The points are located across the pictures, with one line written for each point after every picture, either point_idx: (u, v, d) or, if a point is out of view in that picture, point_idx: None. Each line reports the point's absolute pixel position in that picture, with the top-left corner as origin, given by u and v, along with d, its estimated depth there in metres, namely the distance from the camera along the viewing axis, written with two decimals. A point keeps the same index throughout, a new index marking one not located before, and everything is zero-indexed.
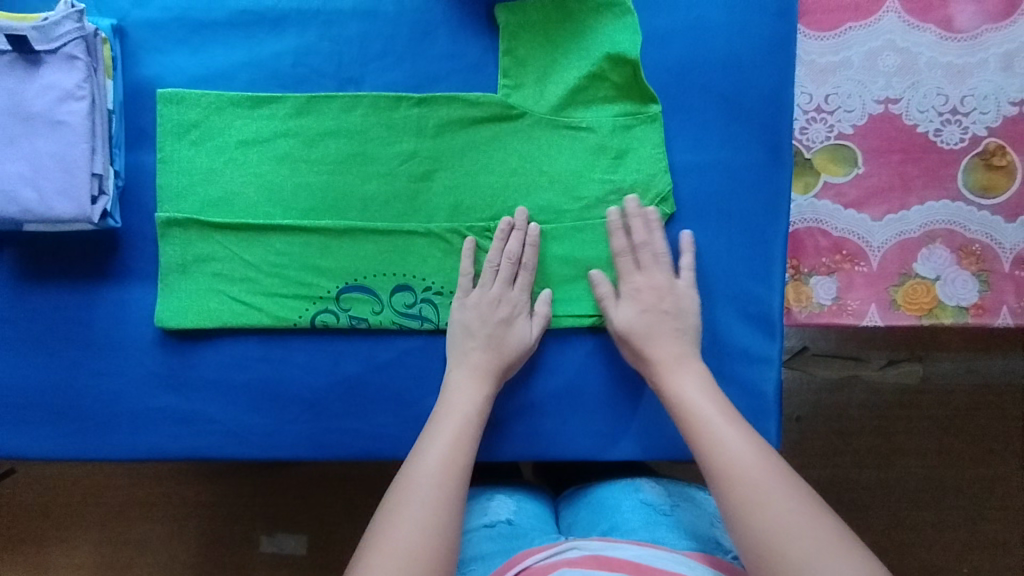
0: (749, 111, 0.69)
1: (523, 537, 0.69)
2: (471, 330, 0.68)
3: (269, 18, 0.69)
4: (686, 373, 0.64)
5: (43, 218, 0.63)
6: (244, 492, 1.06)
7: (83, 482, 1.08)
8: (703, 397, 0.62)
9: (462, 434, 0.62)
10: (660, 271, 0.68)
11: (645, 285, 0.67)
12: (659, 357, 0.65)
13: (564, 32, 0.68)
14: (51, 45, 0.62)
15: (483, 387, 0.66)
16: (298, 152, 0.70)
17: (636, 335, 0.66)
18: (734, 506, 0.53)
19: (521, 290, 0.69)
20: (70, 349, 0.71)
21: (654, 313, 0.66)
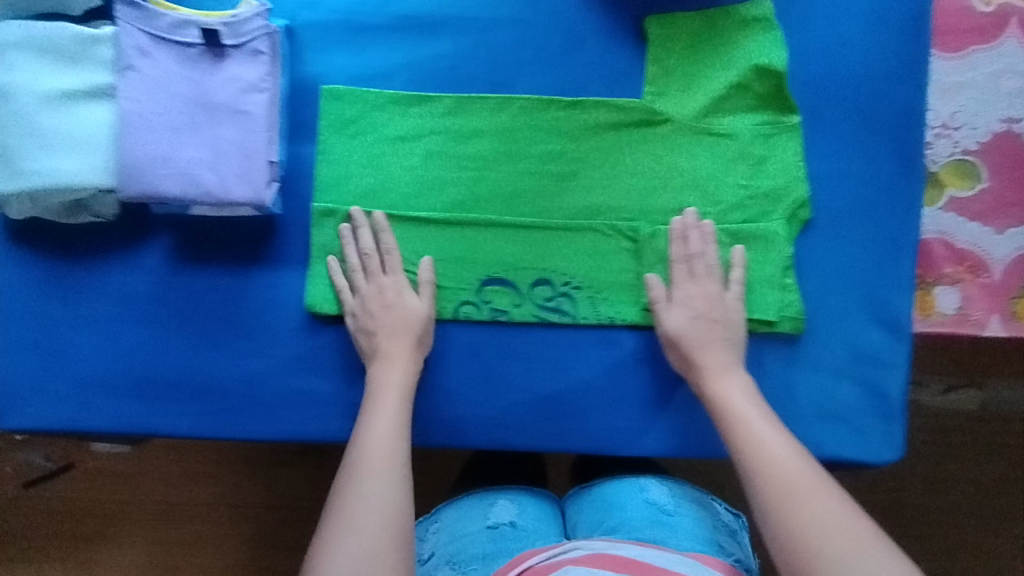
0: (884, 124, 0.72)
1: (526, 538, 0.74)
2: (374, 327, 0.70)
3: (428, 23, 0.73)
4: (732, 380, 0.67)
5: (221, 201, 0.66)
6: (298, 496, 1.06)
7: (137, 478, 1.07)
8: (745, 404, 0.65)
9: (392, 420, 0.66)
10: (710, 282, 0.70)
11: (698, 295, 0.70)
12: (707, 363, 0.68)
13: (709, 45, 0.71)
14: (238, 40, 0.66)
15: (398, 370, 0.69)
16: (450, 148, 0.73)
17: (707, 337, 0.69)
18: (769, 503, 0.57)
19: (390, 272, 0.72)
20: (217, 331, 0.74)
21: (705, 321, 0.69)
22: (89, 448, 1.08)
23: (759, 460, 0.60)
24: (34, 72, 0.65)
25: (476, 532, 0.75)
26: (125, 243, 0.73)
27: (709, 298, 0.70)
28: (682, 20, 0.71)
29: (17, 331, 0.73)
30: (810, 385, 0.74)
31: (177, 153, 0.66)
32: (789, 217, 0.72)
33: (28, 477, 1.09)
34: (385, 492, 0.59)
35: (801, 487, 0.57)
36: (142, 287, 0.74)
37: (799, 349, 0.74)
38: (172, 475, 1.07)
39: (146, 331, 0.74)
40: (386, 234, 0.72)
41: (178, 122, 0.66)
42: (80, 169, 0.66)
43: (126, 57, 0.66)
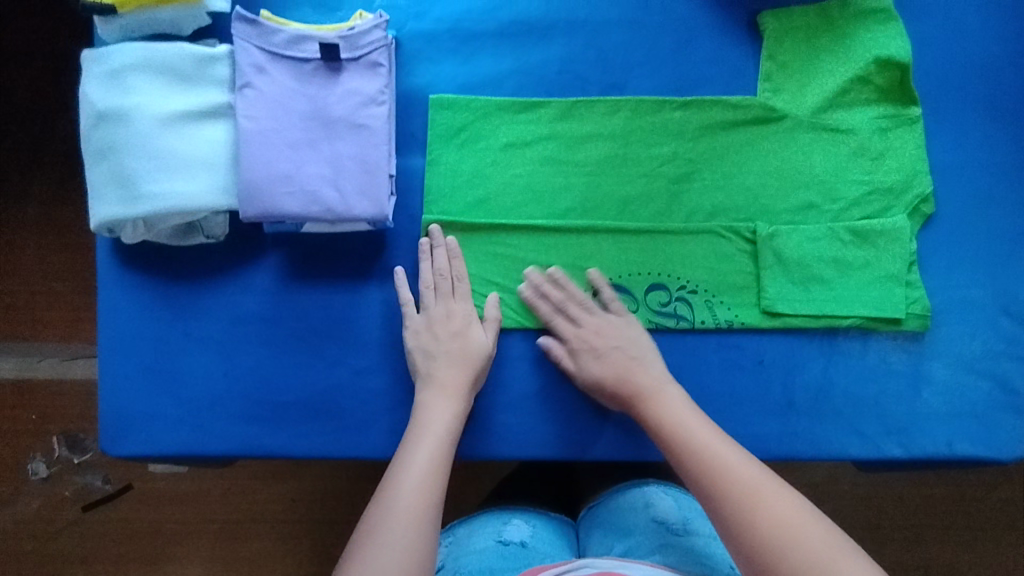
0: (1006, 111, 0.70)
1: (535, 557, 0.73)
2: (596, 350, 0.68)
3: (537, 27, 0.72)
4: (668, 399, 0.65)
5: (343, 217, 0.65)
6: (364, 507, 1.03)
7: (199, 495, 1.04)
8: (686, 417, 0.63)
9: (435, 452, 0.61)
10: (598, 320, 0.70)
11: (590, 336, 0.69)
12: (641, 386, 0.66)
13: (825, 39, 0.70)
14: (355, 53, 0.65)
15: (452, 406, 0.65)
16: (561, 154, 0.72)
17: (620, 369, 0.67)
18: (733, 513, 0.55)
19: (460, 299, 0.70)
20: (328, 348, 0.72)
21: (613, 358, 0.68)
22: (149, 469, 1.05)
23: (712, 471, 0.57)
24: (152, 94, 0.65)
25: (484, 547, 0.74)
26: (234, 263, 0.72)
27: (614, 329, 0.69)
28: (796, 16, 0.70)
29: (132, 357, 0.72)
30: (939, 382, 0.71)
31: (297, 170, 0.65)
32: (913, 210, 0.70)
33: (86, 501, 1.04)
34: (420, 533, 0.54)
35: (764, 495, 0.55)
36: (253, 306, 0.72)
37: (927, 346, 0.71)
38: (237, 493, 1.04)
39: (256, 350, 0.72)
40: (460, 262, 0.70)
41: (297, 139, 0.65)
42: (198, 190, 0.65)
43: (244, 75, 0.65)
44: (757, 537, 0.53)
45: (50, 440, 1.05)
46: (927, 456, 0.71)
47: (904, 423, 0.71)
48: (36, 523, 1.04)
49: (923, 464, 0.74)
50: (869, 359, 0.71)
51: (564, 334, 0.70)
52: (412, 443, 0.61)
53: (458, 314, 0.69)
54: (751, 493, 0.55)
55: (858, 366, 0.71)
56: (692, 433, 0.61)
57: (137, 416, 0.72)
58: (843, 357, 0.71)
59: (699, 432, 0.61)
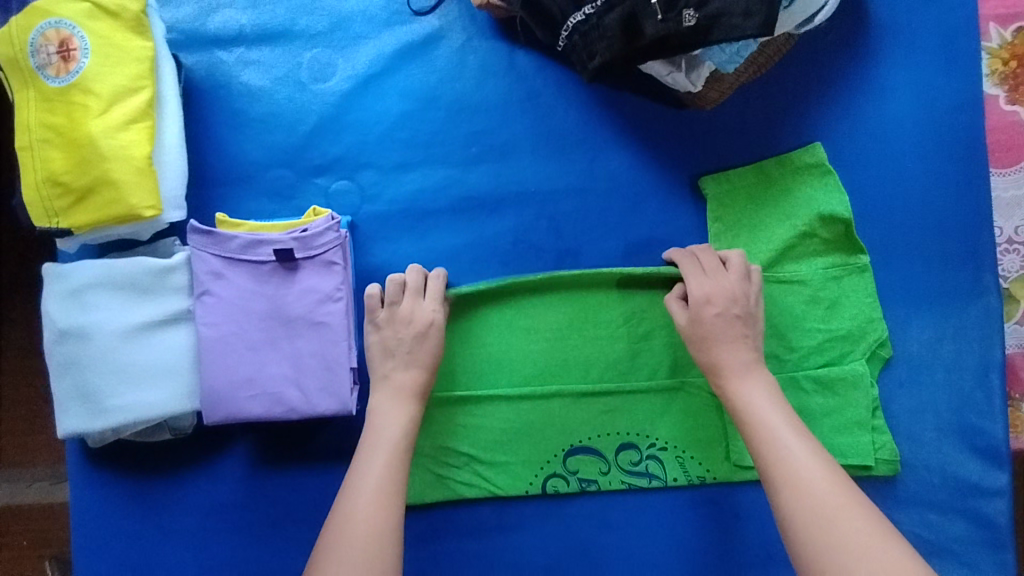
0: (950, 251, 0.72)
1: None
2: (717, 305, 0.65)
3: (488, 200, 0.73)
4: (752, 380, 0.63)
5: (307, 415, 0.66)
6: None
7: None
8: (764, 406, 0.61)
9: (388, 465, 0.62)
10: (729, 277, 0.67)
11: (717, 288, 0.66)
12: (724, 362, 0.64)
13: (767, 198, 0.72)
14: (310, 253, 0.67)
15: (406, 409, 0.65)
16: (522, 321, 0.73)
17: (727, 333, 0.65)
18: (795, 510, 0.54)
19: (433, 301, 0.69)
20: (303, 531, 0.73)
21: (727, 317, 0.65)
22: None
23: (779, 467, 0.56)
24: (112, 309, 0.66)
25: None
26: (204, 454, 0.73)
27: (726, 296, 0.66)
28: (731, 181, 0.72)
29: (108, 554, 0.73)
30: (916, 523, 0.71)
31: (260, 372, 0.66)
32: (871, 356, 0.71)
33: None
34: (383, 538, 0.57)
35: (834, 504, 0.53)
36: (225, 495, 0.73)
37: (899, 487, 0.71)
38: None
39: (233, 538, 0.73)
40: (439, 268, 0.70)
41: (258, 340, 0.67)
42: (163, 398, 0.66)
43: (202, 283, 0.67)
44: (817, 541, 0.52)
45: None
46: None
47: None
48: None
49: None
50: None
51: (689, 279, 0.67)
52: (370, 451, 0.63)
53: (423, 312, 0.68)
54: (816, 494, 0.54)
55: None
56: (764, 423, 0.60)
57: None
58: None
59: (774, 423, 0.59)
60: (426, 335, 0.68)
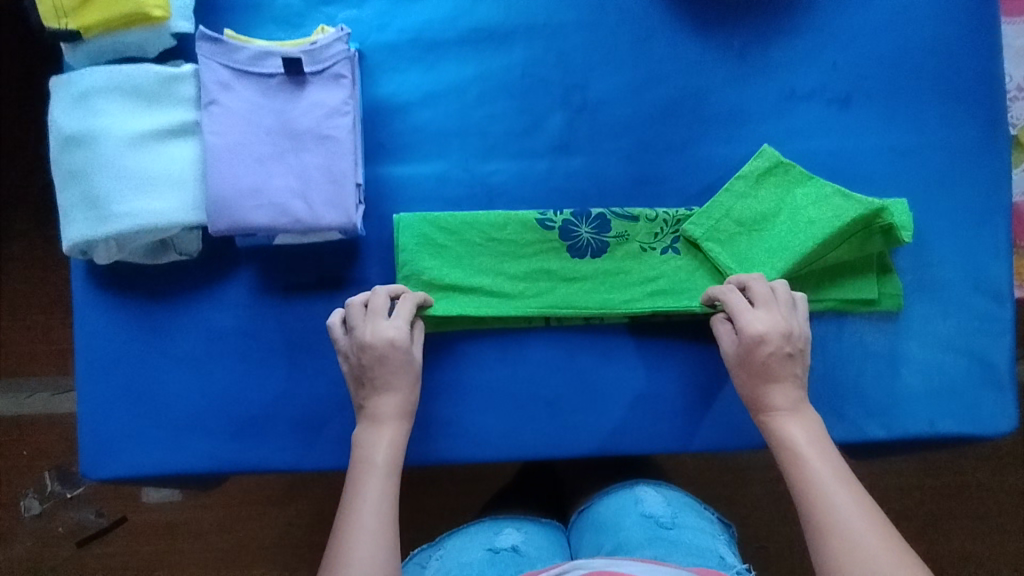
0: (962, 91, 0.72)
1: (527, 564, 0.75)
2: (769, 346, 0.62)
3: (497, 34, 0.73)
4: (800, 419, 0.62)
5: (311, 227, 0.66)
6: None
7: (195, 518, 1.13)
8: (815, 450, 0.60)
9: (382, 496, 0.60)
10: (782, 312, 0.64)
11: (772, 325, 0.63)
12: (775, 400, 0.63)
13: (776, 37, 0.72)
14: (319, 66, 0.67)
15: (388, 433, 0.64)
16: (527, 154, 0.73)
17: (776, 372, 0.63)
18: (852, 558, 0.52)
19: (399, 325, 0.66)
20: (307, 360, 0.73)
21: (777, 356, 0.63)
22: (142, 500, 1.13)
23: (832, 511, 0.55)
24: (120, 116, 0.66)
25: (474, 558, 0.75)
26: (207, 279, 0.73)
27: (779, 335, 0.63)
28: (722, 197, 0.71)
29: (110, 380, 0.73)
30: (917, 361, 0.71)
31: (265, 183, 0.66)
32: (878, 195, 0.71)
33: (80, 537, 1.12)
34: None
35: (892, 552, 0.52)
36: (227, 322, 0.73)
37: (902, 325, 0.71)
38: (232, 519, 1.13)
39: (236, 366, 0.73)
40: (407, 302, 0.67)
41: (264, 152, 0.66)
42: (167, 208, 0.66)
43: (209, 92, 0.66)
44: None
45: (41, 475, 1.13)
46: (910, 436, 0.71)
47: (885, 402, 0.71)
48: (30, 562, 1.13)
49: (905, 444, 0.73)
50: (846, 342, 0.71)
51: (742, 315, 0.64)
52: (362, 484, 0.61)
53: (383, 334, 0.65)
54: (874, 540, 0.53)
55: (836, 353, 0.71)
56: (813, 464, 0.59)
57: (115, 436, 0.73)
58: (822, 343, 0.71)
59: (820, 466, 0.59)
60: (383, 359, 0.65)
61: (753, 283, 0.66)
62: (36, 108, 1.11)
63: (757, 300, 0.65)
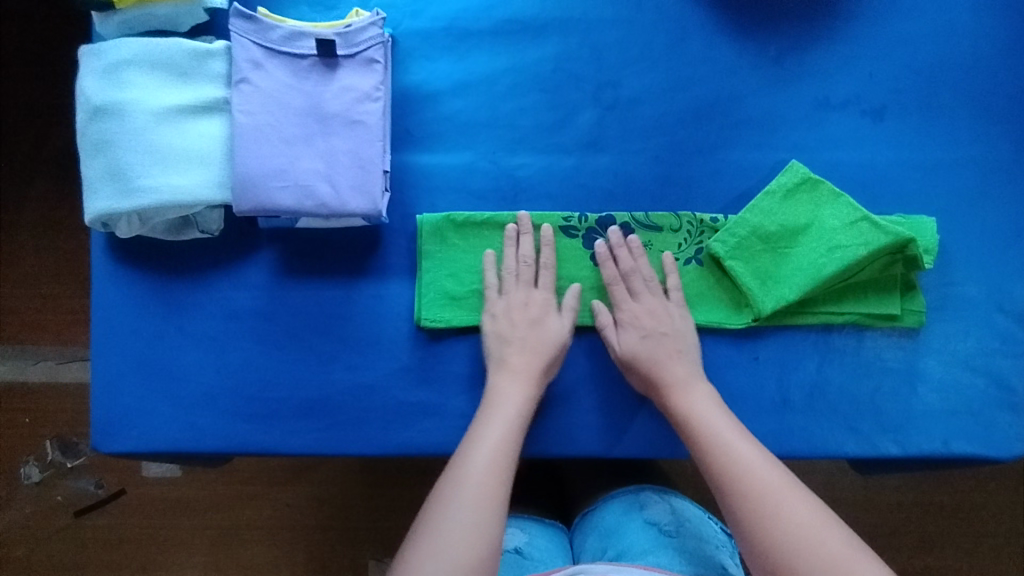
0: (997, 110, 0.71)
1: (532, 565, 0.76)
2: (644, 329, 0.68)
3: (531, 26, 0.72)
4: (692, 389, 0.66)
5: (336, 211, 0.65)
6: (360, 510, 1.12)
7: (194, 495, 1.13)
8: (715, 415, 0.63)
9: (499, 441, 0.62)
10: (657, 299, 0.69)
11: (645, 311, 0.69)
12: (669, 379, 0.66)
13: (814, 45, 0.71)
14: (352, 50, 0.66)
15: (521, 392, 0.65)
16: (555, 150, 0.72)
17: (661, 353, 0.67)
18: (748, 517, 0.56)
19: (546, 287, 0.70)
20: (322, 344, 0.72)
21: (654, 338, 0.67)
22: (143, 475, 1.13)
23: (738, 471, 0.59)
24: (149, 89, 0.65)
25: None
26: (228, 257, 0.72)
27: (652, 318, 0.68)
28: (746, 213, 0.69)
29: (124, 352, 0.73)
30: (934, 378, 0.71)
31: (292, 164, 0.65)
32: (907, 210, 0.71)
33: (78, 506, 1.13)
34: (484, 525, 0.56)
35: (783, 499, 0.56)
36: (245, 301, 0.72)
37: (921, 342, 0.71)
38: (232, 498, 1.13)
39: (252, 346, 0.72)
40: (548, 248, 0.70)
41: (293, 134, 0.66)
42: (193, 185, 0.65)
43: (240, 70, 0.66)
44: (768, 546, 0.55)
45: (43, 444, 1.13)
46: (923, 454, 0.70)
47: (899, 419, 0.71)
48: (28, 529, 1.13)
49: (916, 461, 0.73)
50: (864, 355, 0.71)
51: (621, 304, 0.69)
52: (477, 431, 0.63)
53: (540, 300, 0.69)
54: (770, 497, 0.56)
55: (854, 366, 0.71)
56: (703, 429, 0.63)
57: (126, 409, 0.73)
58: (843, 354, 0.71)
59: (721, 428, 0.62)
60: (540, 320, 0.68)
61: (620, 263, 0.70)
62: (59, 76, 1.11)
63: (641, 286, 0.69)
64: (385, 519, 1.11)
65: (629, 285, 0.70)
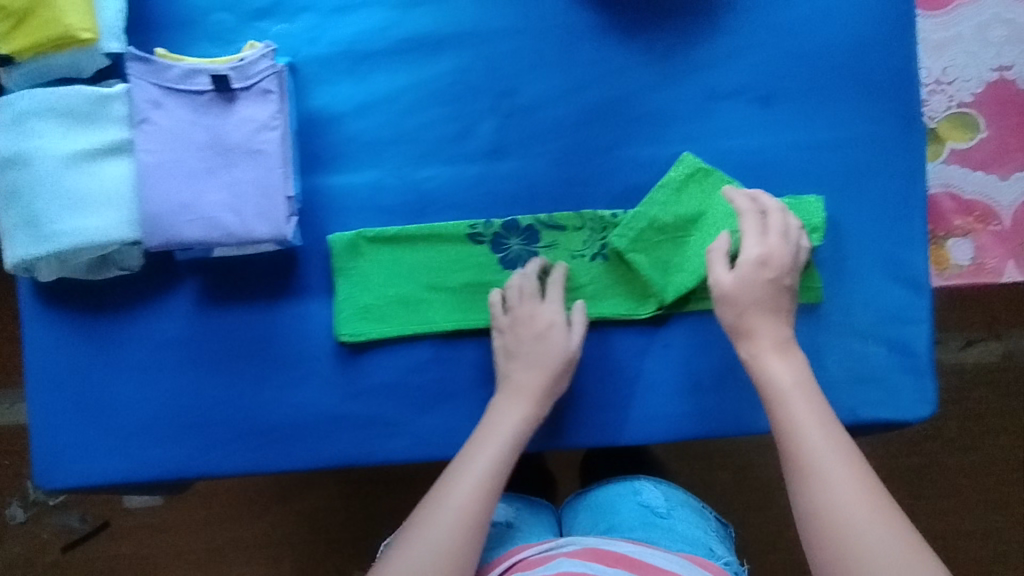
0: (881, 87, 0.73)
1: (523, 535, 0.78)
2: (767, 270, 0.68)
3: (426, 43, 0.75)
4: (781, 357, 0.66)
5: (244, 239, 0.68)
6: (337, 524, 1.14)
7: (175, 522, 1.15)
8: (795, 395, 0.64)
9: (492, 455, 0.66)
10: (790, 242, 0.69)
11: (778, 252, 0.68)
12: (760, 329, 0.67)
13: (698, 40, 0.74)
14: (247, 82, 0.68)
15: (521, 407, 0.69)
16: (458, 161, 0.75)
17: (775, 302, 0.68)
18: (816, 508, 0.57)
19: (554, 303, 0.72)
20: (249, 368, 0.75)
21: (773, 286, 0.68)
22: (123, 506, 1.15)
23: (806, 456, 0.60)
24: (54, 136, 0.68)
25: None
26: (152, 291, 0.75)
27: (784, 260, 0.68)
28: (643, 207, 0.72)
29: (62, 391, 0.75)
30: (838, 349, 0.74)
31: (198, 198, 0.68)
32: (800, 190, 0.73)
33: (64, 541, 1.15)
34: (461, 533, 0.61)
35: (850, 489, 0.57)
36: (173, 332, 0.75)
37: (823, 316, 0.74)
38: (211, 521, 1.15)
39: (183, 375, 0.75)
40: (557, 270, 0.73)
41: (197, 168, 0.68)
42: (104, 225, 0.68)
43: (141, 111, 0.68)
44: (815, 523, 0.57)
45: (21, 484, 1.15)
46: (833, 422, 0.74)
47: None
48: (17, 566, 1.16)
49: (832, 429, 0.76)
50: None
51: (748, 237, 0.68)
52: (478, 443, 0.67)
53: (544, 316, 0.71)
54: (837, 493, 0.57)
55: (762, 345, 0.74)
56: (792, 404, 0.63)
57: (70, 447, 0.75)
58: None
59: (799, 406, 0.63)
60: (546, 335, 0.71)
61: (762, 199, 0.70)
62: None
63: (774, 227, 0.69)
64: (363, 529, 1.12)
65: (764, 223, 0.69)
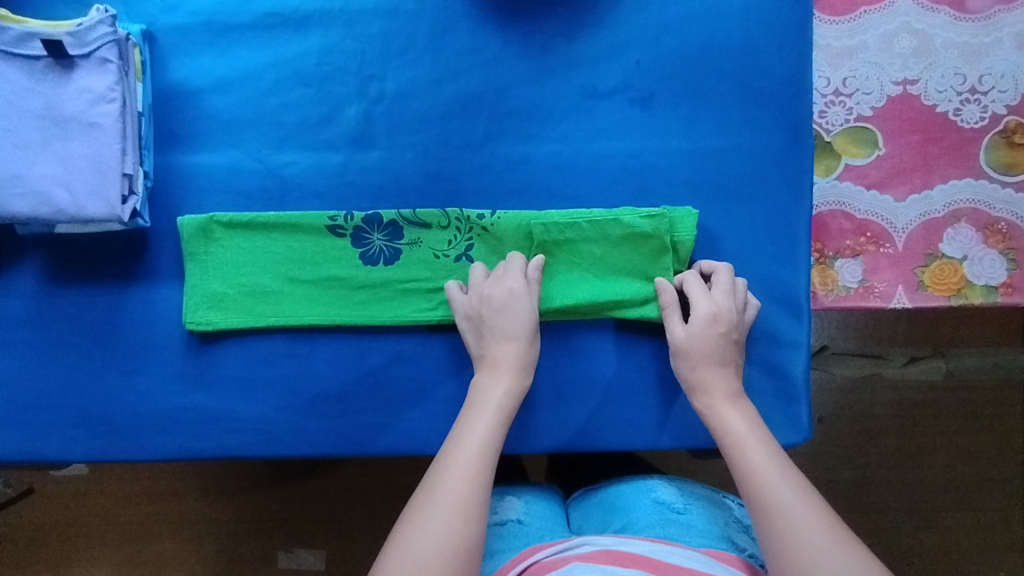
0: (771, 94, 0.69)
1: (532, 534, 0.69)
2: (721, 326, 0.63)
3: (293, 19, 0.70)
4: (735, 405, 0.62)
5: (75, 218, 0.64)
6: (256, 506, 1.11)
7: (89, 495, 1.13)
8: (752, 438, 0.59)
9: (483, 434, 0.59)
10: (737, 301, 0.65)
11: (725, 306, 0.64)
12: (711, 383, 0.63)
13: (580, 32, 0.69)
14: (84, 50, 0.64)
15: (506, 382, 0.63)
16: (319, 147, 0.71)
17: (724, 354, 0.63)
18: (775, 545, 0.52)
19: (515, 278, 0.66)
20: (95, 352, 0.71)
21: (724, 342, 0.64)
22: (51, 473, 1.13)
23: (767, 496, 0.54)
24: None
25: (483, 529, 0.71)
26: (2, 265, 0.71)
27: (733, 316, 0.64)
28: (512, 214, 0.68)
29: None
30: None
31: (29, 170, 0.64)
32: (676, 200, 0.69)
33: None
34: (462, 519, 0.53)
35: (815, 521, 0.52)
36: (20, 310, 0.71)
37: None
38: (131, 495, 1.12)
39: (28, 356, 0.71)
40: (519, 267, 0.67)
41: (29, 138, 0.64)
42: None
43: None
44: (786, 558, 0.50)
45: None
46: (697, 444, 0.70)
47: (672, 411, 0.70)
48: None
49: (700, 449, 0.73)
50: (636, 349, 0.70)
51: (697, 298, 0.65)
52: (469, 423, 0.60)
53: (505, 289, 0.65)
54: (800, 525, 0.51)
55: (628, 361, 0.70)
56: (749, 447, 0.58)
57: None
58: (613, 346, 0.70)
59: (756, 447, 0.58)
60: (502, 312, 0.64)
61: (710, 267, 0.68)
62: None
63: (732, 286, 0.66)
64: (288, 512, 1.11)
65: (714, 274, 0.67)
